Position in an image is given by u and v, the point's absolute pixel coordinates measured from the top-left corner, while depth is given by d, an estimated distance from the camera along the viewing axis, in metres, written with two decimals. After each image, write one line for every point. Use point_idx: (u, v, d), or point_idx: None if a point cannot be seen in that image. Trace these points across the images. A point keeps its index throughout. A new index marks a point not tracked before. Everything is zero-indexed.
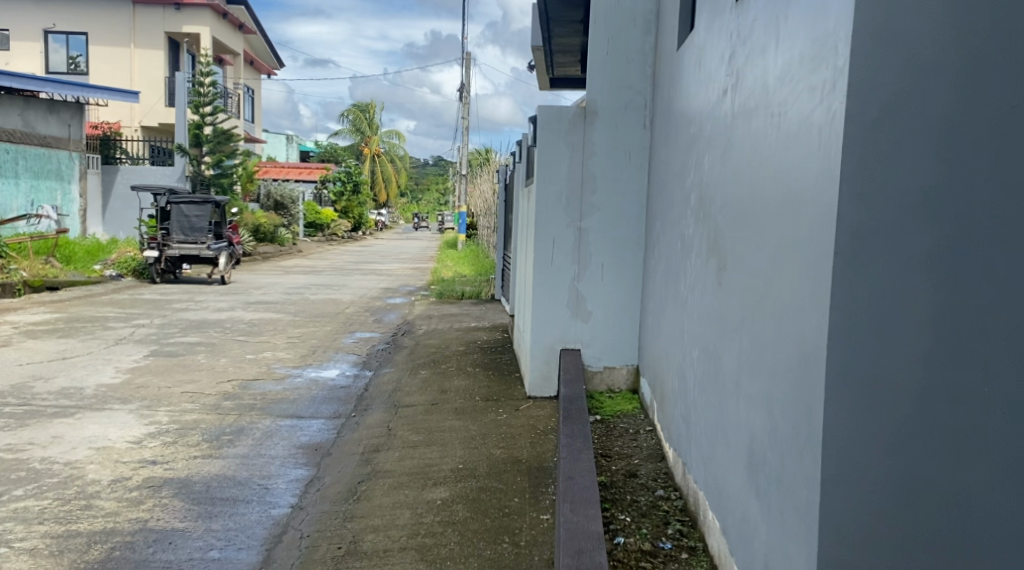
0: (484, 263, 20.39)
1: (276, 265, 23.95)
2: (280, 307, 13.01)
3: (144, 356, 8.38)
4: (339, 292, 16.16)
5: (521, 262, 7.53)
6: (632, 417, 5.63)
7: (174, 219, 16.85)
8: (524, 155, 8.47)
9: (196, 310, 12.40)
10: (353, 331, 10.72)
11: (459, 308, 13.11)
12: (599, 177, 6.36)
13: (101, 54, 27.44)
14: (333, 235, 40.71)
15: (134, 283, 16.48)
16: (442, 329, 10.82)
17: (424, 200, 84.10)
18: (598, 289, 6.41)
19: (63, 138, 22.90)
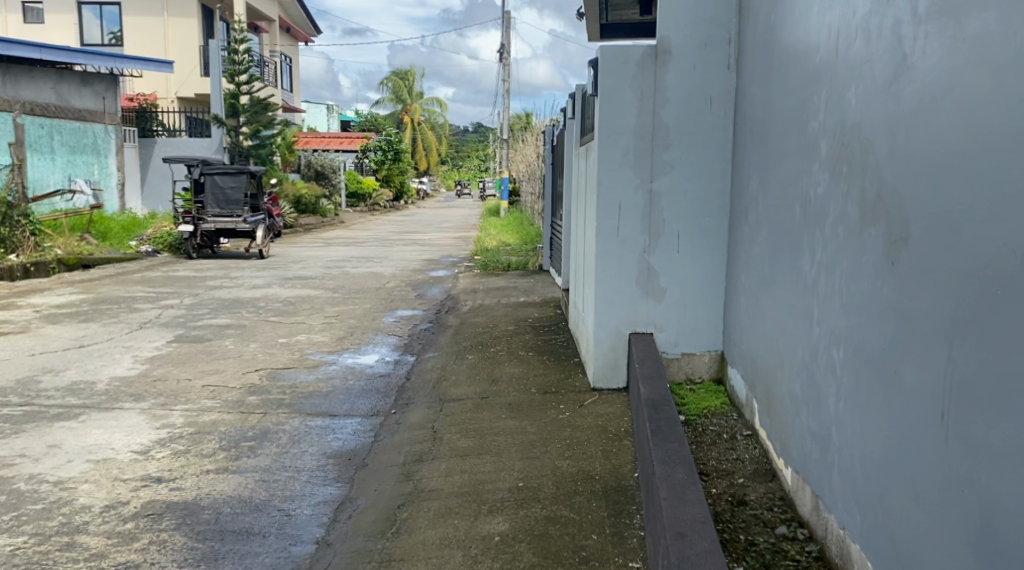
0: (531, 231, 19.47)
1: (316, 237, 23.31)
2: (318, 283, 12.28)
3: (168, 343, 7.68)
4: (381, 264, 15.39)
5: (578, 231, 6.60)
6: (722, 416, 4.72)
7: (209, 192, 16.19)
8: (581, 111, 7.50)
9: (229, 288, 11.72)
10: (394, 309, 9.92)
11: (506, 281, 12.23)
12: (673, 129, 5.37)
13: (135, 23, 26.83)
14: (374, 205, 40.06)
15: (170, 260, 15.91)
16: (490, 305, 9.96)
17: (466, 167, 83.23)
18: (674, 262, 5.44)
19: (98, 111, 22.47)
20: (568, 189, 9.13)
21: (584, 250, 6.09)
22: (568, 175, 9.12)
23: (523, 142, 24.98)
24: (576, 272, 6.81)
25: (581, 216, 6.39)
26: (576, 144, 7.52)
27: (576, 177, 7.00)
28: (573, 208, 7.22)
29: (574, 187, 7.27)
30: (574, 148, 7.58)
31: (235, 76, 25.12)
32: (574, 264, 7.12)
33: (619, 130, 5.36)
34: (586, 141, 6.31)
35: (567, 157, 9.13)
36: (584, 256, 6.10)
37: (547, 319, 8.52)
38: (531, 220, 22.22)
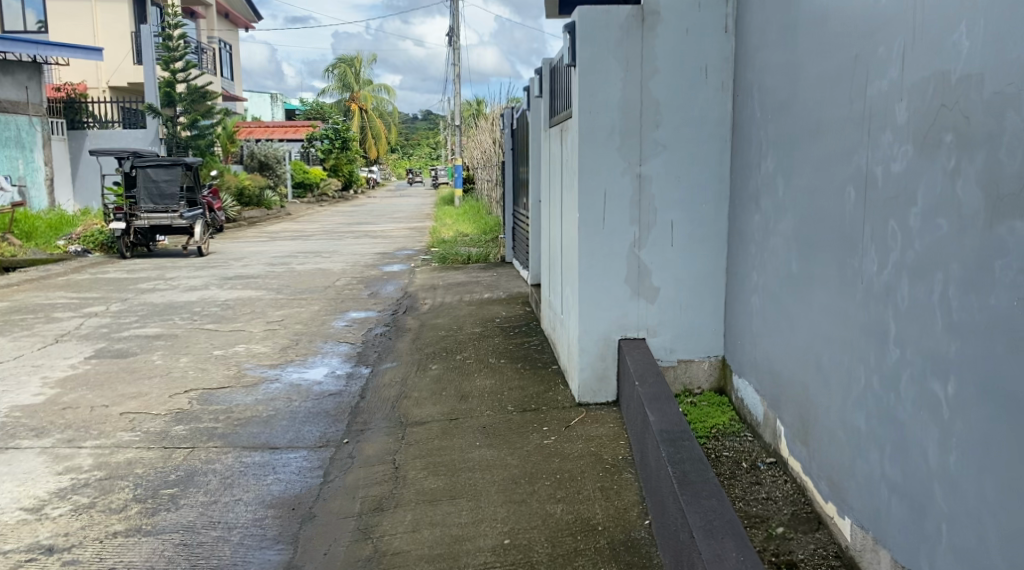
0: (489, 220, 18.65)
1: (261, 232, 22.19)
2: (262, 282, 11.31)
3: (85, 360, 6.72)
4: (331, 259, 14.43)
5: (553, 222, 5.87)
6: (734, 437, 4.02)
7: (140, 186, 14.93)
8: (551, 88, 6.74)
9: (163, 290, 10.69)
10: (346, 311, 9.03)
11: (467, 276, 11.41)
12: (664, 103, 4.64)
13: (60, 8, 25.22)
14: (323, 196, 38.84)
15: (101, 260, 14.74)
16: (452, 304, 9.14)
17: (417, 155, 81.95)
18: (667, 256, 4.74)
19: (20, 102, 21.04)
20: (536, 176, 8.40)
21: (563, 243, 5.34)
22: (535, 161, 8.39)
23: (477, 129, 24.12)
24: (551, 268, 6.07)
25: (557, 205, 5.66)
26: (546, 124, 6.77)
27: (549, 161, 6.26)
28: (545, 196, 6.50)
29: (545, 172, 6.54)
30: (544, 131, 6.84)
31: (170, 63, 23.69)
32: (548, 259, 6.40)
33: (602, 105, 4.61)
34: (561, 120, 5.57)
35: (534, 142, 8.39)
36: (562, 250, 5.37)
37: (516, 319, 7.74)
38: (488, 209, 21.38)
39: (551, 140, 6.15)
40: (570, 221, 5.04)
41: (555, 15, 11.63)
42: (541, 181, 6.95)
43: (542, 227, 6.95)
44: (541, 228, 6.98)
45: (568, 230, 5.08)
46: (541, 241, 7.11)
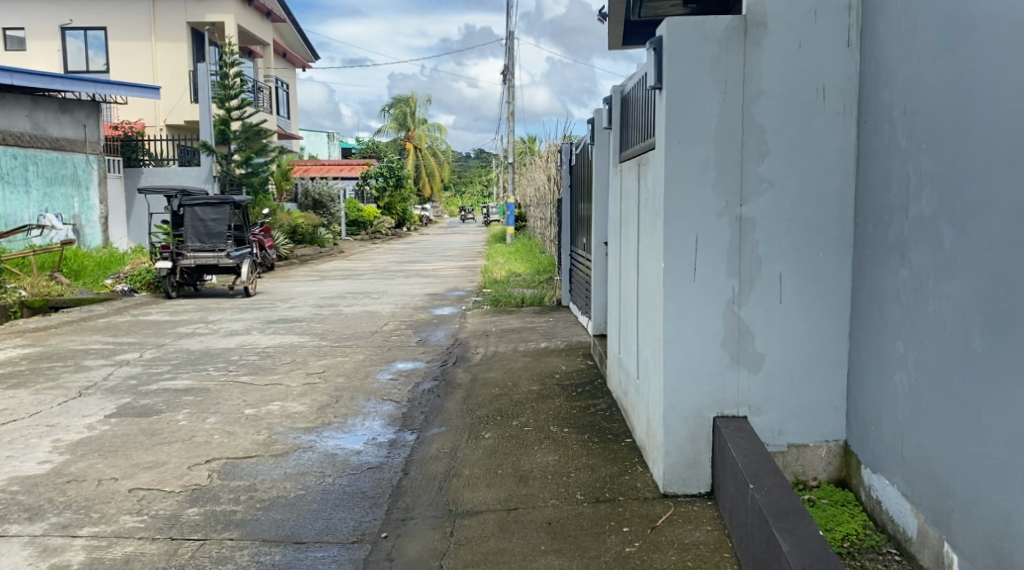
0: (544, 259, 17.89)
1: (311, 270, 21.78)
2: (306, 327, 10.68)
3: (105, 419, 6.08)
4: (379, 301, 13.80)
5: (627, 272, 5.13)
6: (877, 558, 3.18)
7: (187, 224, 14.59)
8: (623, 121, 6.03)
9: (203, 335, 10.13)
10: (392, 361, 8.31)
11: (521, 321, 10.63)
12: (772, 132, 3.88)
13: (121, 49, 25.52)
14: (376, 233, 38.67)
15: (147, 300, 14.35)
16: (507, 354, 8.35)
17: (470, 193, 82.16)
18: (774, 315, 3.94)
19: (78, 140, 21.04)
20: (603, 217, 7.68)
21: (640, 298, 4.60)
22: (602, 199, 7.67)
23: (530, 165, 23.51)
24: (624, 324, 5.32)
25: (633, 252, 4.93)
26: (617, 159, 6.07)
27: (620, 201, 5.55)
28: (616, 241, 5.78)
29: (616, 215, 5.81)
30: (614, 166, 6.13)
31: (226, 101, 23.74)
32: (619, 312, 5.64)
33: (694, 134, 3.88)
34: (638, 155, 4.84)
35: (601, 178, 7.69)
36: (640, 307, 4.62)
37: (580, 376, 6.91)
38: (543, 248, 20.66)
39: (624, 177, 5.43)
40: (651, 273, 4.29)
41: (616, 45, 10.91)
42: (611, 222, 6.20)
43: (612, 276, 6.24)
44: (611, 277, 6.26)
45: (648, 283, 4.32)
46: (611, 293, 6.34)
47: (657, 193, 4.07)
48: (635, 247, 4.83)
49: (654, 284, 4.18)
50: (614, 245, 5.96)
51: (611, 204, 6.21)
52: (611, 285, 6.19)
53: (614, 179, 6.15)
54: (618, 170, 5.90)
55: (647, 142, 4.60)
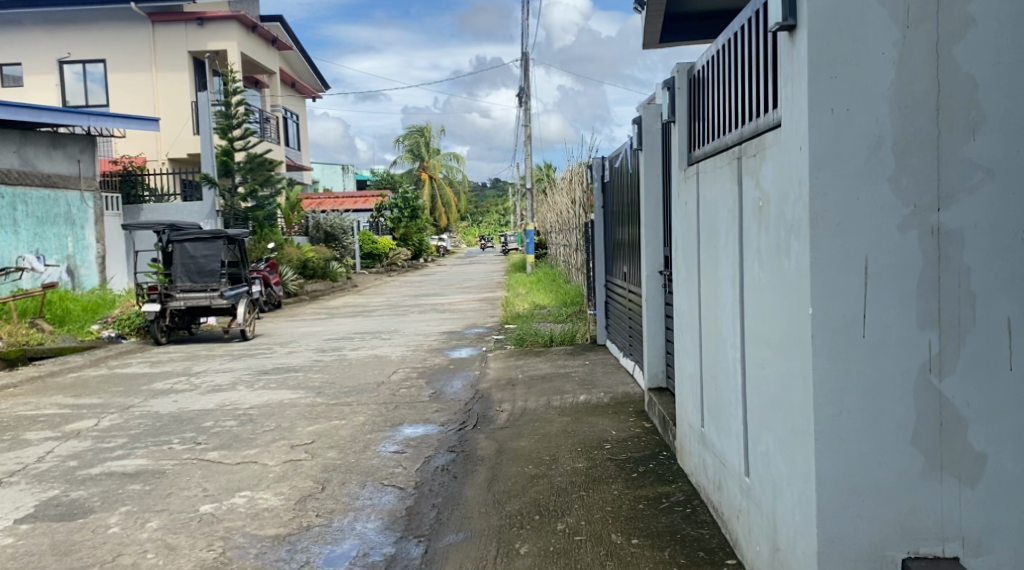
0: (571, 290, 16.35)
1: (321, 308, 20.38)
2: (302, 378, 9.13)
3: (12, 526, 4.55)
4: (390, 342, 12.26)
5: (717, 314, 3.64)
6: None
7: (177, 262, 13.16)
8: (692, 110, 4.57)
9: (180, 393, 8.61)
10: (398, 424, 6.74)
11: (553, 365, 9.06)
12: (988, 90, 2.42)
13: (120, 81, 24.40)
14: (392, 266, 37.36)
15: (134, 348, 12.91)
16: (540, 413, 6.76)
17: (485, 222, 81.02)
18: (1002, 388, 2.44)
19: (72, 176, 19.76)
20: (651, 238, 6.17)
21: (749, 355, 3.13)
22: (652, 217, 6.17)
23: (550, 190, 22.03)
24: (712, 385, 3.83)
25: (727, 287, 3.45)
26: (683, 157, 4.60)
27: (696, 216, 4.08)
28: (689, 269, 4.30)
29: (688, 234, 4.34)
30: (679, 169, 4.67)
31: (228, 131, 22.38)
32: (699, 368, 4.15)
33: (855, 102, 2.43)
34: (733, 147, 3.37)
35: (650, 192, 6.19)
36: (748, 372, 3.13)
37: (637, 448, 5.33)
38: (567, 277, 19.11)
39: (703, 182, 3.96)
40: (774, 323, 2.81)
41: (654, 44, 9.36)
42: (678, 244, 4.72)
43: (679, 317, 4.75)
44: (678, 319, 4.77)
45: (768, 335, 2.85)
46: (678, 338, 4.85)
47: (791, 199, 2.61)
48: (732, 282, 3.36)
49: (785, 343, 2.70)
50: (685, 275, 4.47)
51: (677, 221, 4.73)
52: (681, 329, 4.71)
53: (680, 187, 4.68)
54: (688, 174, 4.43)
55: (753, 127, 3.14)
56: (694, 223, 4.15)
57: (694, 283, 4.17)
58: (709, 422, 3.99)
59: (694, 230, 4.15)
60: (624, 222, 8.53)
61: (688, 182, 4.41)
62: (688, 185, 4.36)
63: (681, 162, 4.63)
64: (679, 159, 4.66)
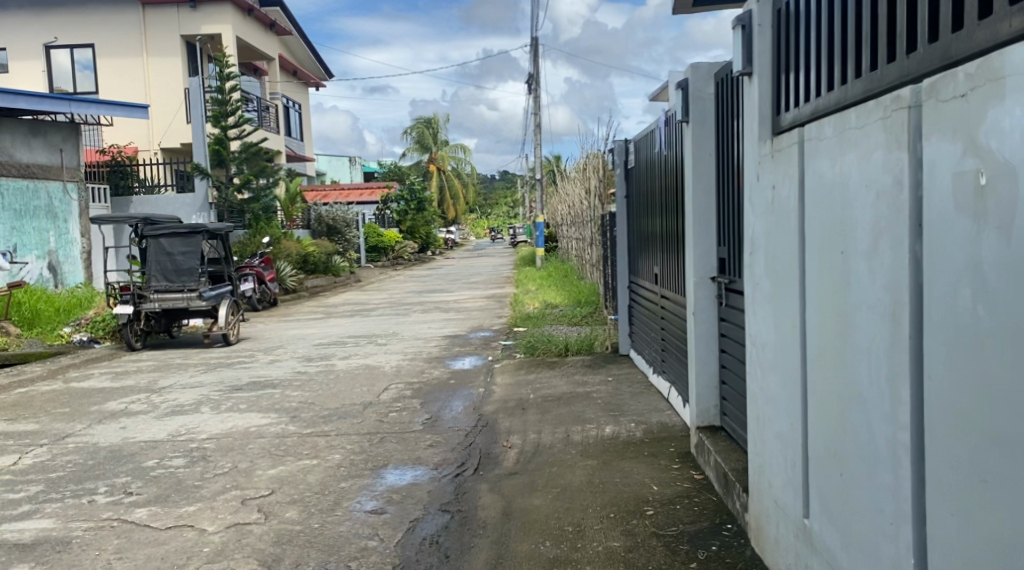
0: (585, 288, 15.04)
1: (319, 306, 19.13)
2: (277, 397, 7.80)
3: None
4: (387, 349, 10.94)
5: (843, 353, 2.46)
6: None
7: (151, 260, 11.79)
8: (777, 59, 3.24)
9: (133, 416, 7.29)
10: (382, 466, 5.41)
11: (571, 382, 7.73)
12: None
13: (110, 66, 23.10)
14: (398, 259, 36.13)
15: (104, 355, 11.61)
16: (558, 453, 5.42)
17: (495, 214, 79.80)
18: None
19: (53, 167, 18.36)
20: (700, 234, 4.79)
21: (936, 423, 1.96)
22: (702, 206, 4.80)
23: (562, 181, 20.69)
24: (825, 454, 2.64)
25: (869, 314, 2.27)
26: (760, 123, 3.33)
27: (794, 209, 2.86)
28: (778, 280, 3.09)
29: (776, 232, 3.12)
30: (753, 142, 3.40)
31: (221, 118, 21.02)
32: (794, 424, 2.94)
33: None
34: (893, 90, 2.17)
35: (699, 175, 4.81)
36: (939, 459, 1.97)
37: (689, 517, 4.01)
38: (581, 273, 17.82)
39: (809, 156, 2.73)
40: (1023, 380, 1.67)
41: (688, 7, 7.99)
42: (749, 245, 3.50)
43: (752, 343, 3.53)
44: (750, 347, 3.55)
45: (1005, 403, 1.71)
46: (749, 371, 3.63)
47: None
48: (885, 307, 2.19)
49: None
50: (766, 287, 3.26)
51: (749, 213, 3.52)
52: (753, 361, 3.50)
53: (753, 167, 3.44)
54: (770, 148, 3.20)
55: (943, 53, 1.96)
56: (790, 218, 2.92)
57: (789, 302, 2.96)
58: (813, 504, 2.80)
59: (790, 227, 2.93)
60: (656, 214, 7.17)
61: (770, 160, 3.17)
62: (774, 165, 3.13)
63: (756, 130, 3.36)
64: (752, 128, 3.41)
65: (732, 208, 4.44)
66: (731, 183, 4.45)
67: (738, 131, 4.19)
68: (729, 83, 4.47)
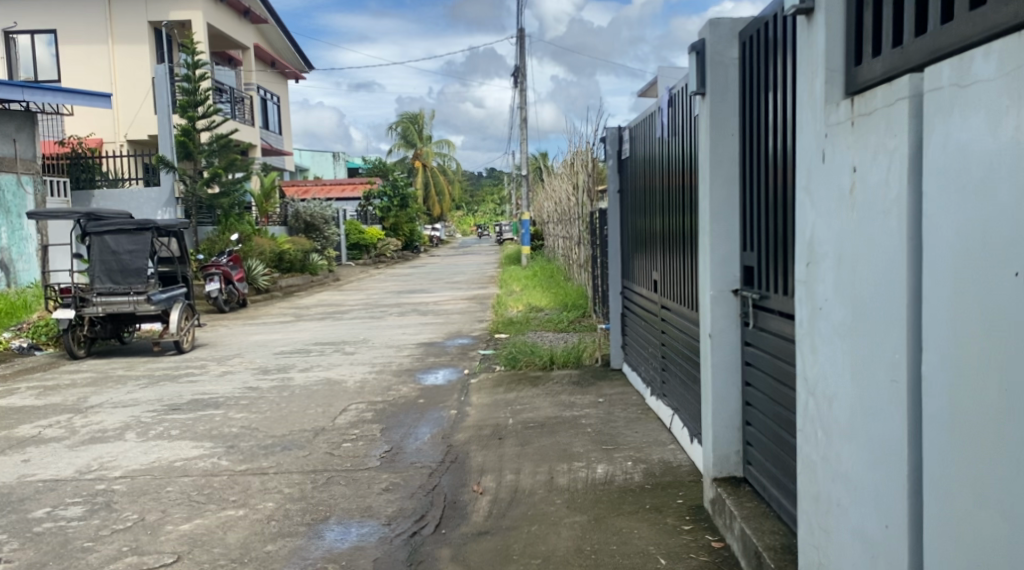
0: (572, 290, 14.07)
1: (291, 308, 18.05)
2: (217, 421, 6.75)
3: None
4: (353, 359, 9.89)
5: None
6: None
7: (94, 258, 10.68)
8: None
9: (44, 444, 6.21)
10: (322, 521, 4.38)
11: (557, 403, 6.72)
12: None
13: (72, 53, 21.84)
14: (381, 257, 35.03)
15: (42, 364, 10.49)
16: (539, 503, 4.41)
17: (482, 211, 78.81)
18: None
19: (7, 158, 17.06)
20: (720, 233, 3.79)
21: None
22: (720, 199, 3.80)
23: (548, 177, 19.71)
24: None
25: None
26: (828, 79, 2.35)
27: (901, 203, 1.96)
28: (864, 304, 2.16)
29: (861, 238, 2.16)
30: (815, 110, 2.43)
31: (189, 108, 19.64)
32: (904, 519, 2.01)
33: None
34: None
35: (718, 158, 3.79)
36: None
37: None
38: (568, 274, 16.85)
39: (937, 122, 1.83)
40: None
41: None
42: (803, 254, 2.53)
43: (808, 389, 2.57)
44: (805, 394, 2.58)
45: None
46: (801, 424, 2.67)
47: None
48: None
49: None
50: (840, 314, 2.29)
51: (803, 209, 2.55)
52: (812, 414, 2.53)
53: (814, 145, 2.47)
54: (848, 113, 2.22)
55: None
56: (890, 217, 2.01)
57: (895, 340, 2.01)
58: None
59: (890, 229, 2.01)
60: (656, 210, 6.18)
61: (851, 131, 2.20)
62: (858, 139, 2.15)
63: (821, 90, 2.38)
64: (815, 89, 2.43)
65: (765, 200, 3.45)
66: (764, 171, 3.46)
67: (779, 103, 3.22)
68: (761, 41, 3.48)
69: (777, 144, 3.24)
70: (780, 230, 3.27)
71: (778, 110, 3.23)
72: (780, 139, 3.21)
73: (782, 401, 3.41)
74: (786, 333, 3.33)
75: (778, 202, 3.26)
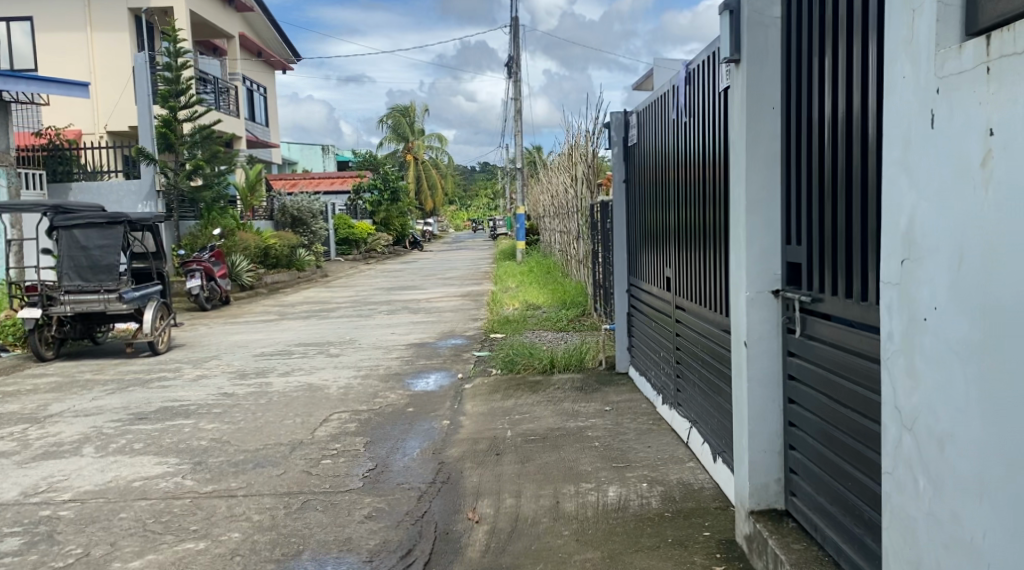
0: (570, 287, 13.49)
1: (276, 305, 17.40)
2: (187, 433, 6.16)
3: None
4: (339, 362, 9.29)
5: None
6: None
7: (62, 254, 10.05)
8: None
9: None
10: (294, 558, 3.79)
11: (559, 413, 6.16)
12: None
13: (50, 42, 21.10)
14: (371, 252, 34.38)
15: (7, 367, 9.84)
16: (544, 536, 3.85)
17: (473, 206, 78.10)
18: None
19: None
20: (758, 223, 3.23)
21: None
22: (758, 183, 3.24)
23: (542, 170, 19.09)
24: None
25: None
26: (941, 16, 1.87)
27: None
28: (1010, 309, 1.66)
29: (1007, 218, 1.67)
30: (917, 62, 1.94)
31: (170, 98, 19.00)
32: None
33: None
34: None
35: (756, 132, 3.23)
36: None
37: None
38: (564, 270, 16.29)
39: None
40: None
41: None
42: (897, 248, 2.04)
43: (900, 423, 2.07)
44: (896, 428, 2.07)
45: None
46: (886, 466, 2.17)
47: None
48: None
49: None
50: (959, 323, 1.80)
51: (895, 189, 2.05)
52: (908, 454, 2.02)
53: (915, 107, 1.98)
54: (980, 56, 1.74)
55: None
56: None
57: None
58: None
59: None
60: (670, 200, 5.60)
61: (984, 79, 1.72)
62: (999, 87, 1.68)
63: (930, 31, 1.89)
64: (916, 32, 1.94)
65: (821, 183, 2.91)
66: (819, 148, 2.93)
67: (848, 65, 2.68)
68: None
69: (842, 113, 2.72)
70: (844, 218, 2.73)
71: (845, 74, 2.71)
72: (848, 107, 2.69)
73: (839, 422, 2.86)
74: (845, 343, 2.78)
75: (841, 184, 2.73)
